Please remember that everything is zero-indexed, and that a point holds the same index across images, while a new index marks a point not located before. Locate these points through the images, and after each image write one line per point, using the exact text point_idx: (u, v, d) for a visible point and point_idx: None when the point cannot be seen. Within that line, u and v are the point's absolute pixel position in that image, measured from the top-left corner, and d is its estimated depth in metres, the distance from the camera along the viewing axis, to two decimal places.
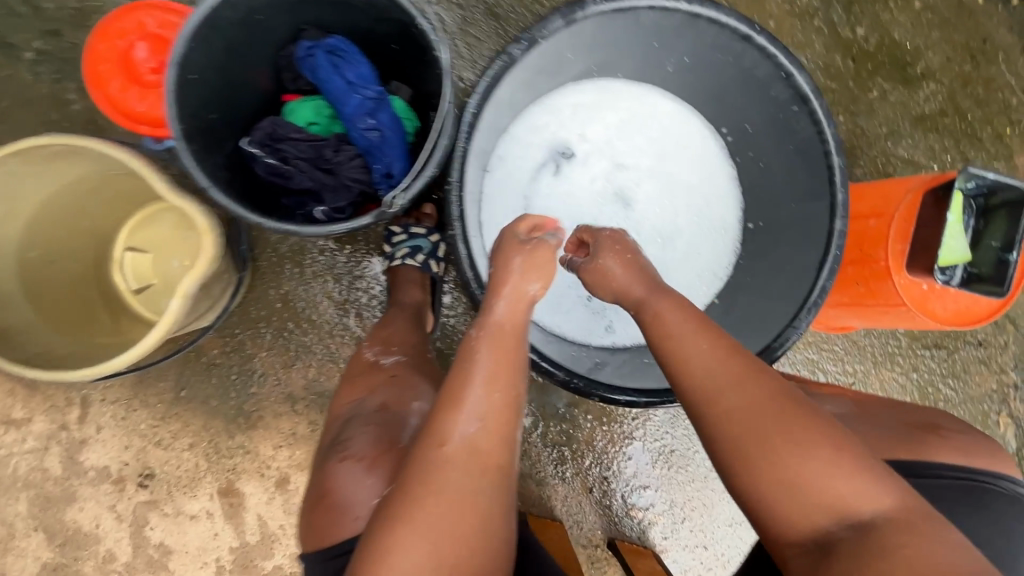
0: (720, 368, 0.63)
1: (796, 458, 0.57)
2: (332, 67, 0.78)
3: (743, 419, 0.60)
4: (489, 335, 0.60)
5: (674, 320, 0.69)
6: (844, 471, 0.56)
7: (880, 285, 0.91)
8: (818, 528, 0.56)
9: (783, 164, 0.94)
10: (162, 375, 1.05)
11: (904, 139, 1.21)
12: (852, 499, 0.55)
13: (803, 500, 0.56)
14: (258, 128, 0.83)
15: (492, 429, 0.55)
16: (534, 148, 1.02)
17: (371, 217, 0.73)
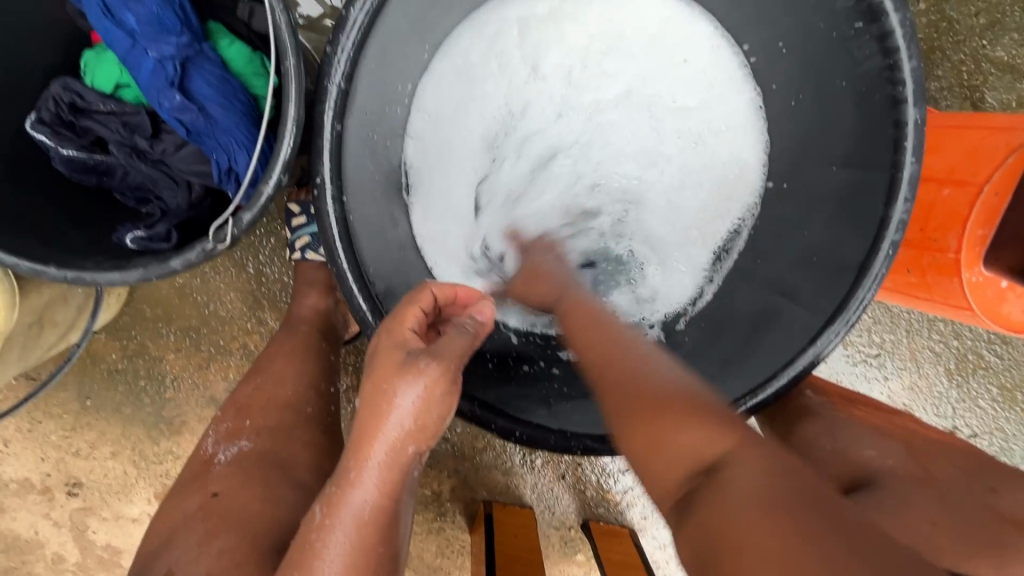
0: (610, 337, 0.57)
1: (647, 396, 0.50)
2: (106, 6, 0.49)
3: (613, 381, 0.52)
4: (342, 534, 0.45)
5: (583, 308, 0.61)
6: (676, 421, 0.48)
7: (940, 279, 0.67)
8: (676, 481, 0.46)
9: (820, 108, 0.65)
10: (61, 385, 0.92)
11: (1007, 32, 0.86)
12: (693, 448, 0.46)
13: (662, 458, 0.47)
14: (49, 98, 0.57)
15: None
16: (468, 87, 0.70)
17: (197, 251, 0.50)
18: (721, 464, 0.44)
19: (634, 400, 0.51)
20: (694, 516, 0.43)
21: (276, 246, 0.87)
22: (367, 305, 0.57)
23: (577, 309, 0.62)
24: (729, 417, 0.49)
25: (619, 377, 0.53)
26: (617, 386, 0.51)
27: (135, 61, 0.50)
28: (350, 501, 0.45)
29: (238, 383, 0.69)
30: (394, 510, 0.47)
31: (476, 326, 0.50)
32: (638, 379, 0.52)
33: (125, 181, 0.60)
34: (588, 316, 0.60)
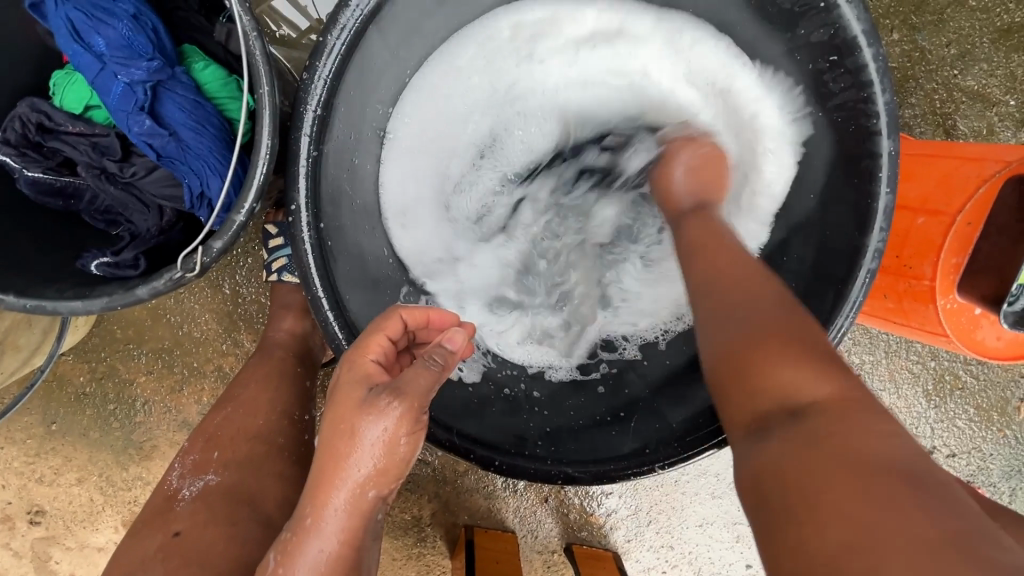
0: (736, 268, 0.51)
1: (757, 324, 0.46)
2: (73, 27, 0.48)
3: (733, 308, 0.47)
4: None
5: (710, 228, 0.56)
6: (791, 353, 0.43)
7: (916, 306, 0.67)
8: (766, 407, 0.42)
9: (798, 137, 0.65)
10: (25, 409, 0.89)
11: (977, 63, 0.88)
12: (796, 381, 0.42)
13: (761, 386, 0.43)
14: (15, 117, 0.55)
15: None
16: (438, 114, 0.67)
17: (164, 280, 0.49)
18: (815, 409, 0.40)
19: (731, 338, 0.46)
20: (767, 447, 0.40)
21: (252, 267, 0.85)
22: (343, 333, 0.55)
23: (701, 231, 0.56)
24: (838, 359, 0.44)
25: (725, 310, 0.48)
26: (730, 314, 0.47)
27: (105, 85, 0.49)
28: (311, 546, 0.45)
29: (210, 413, 0.67)
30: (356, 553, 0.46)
31: (444, 356, 0.47)
32: (752, 314, 0.46)
33: (93, 204, 0.58)
34: (716, 239, 0.54)
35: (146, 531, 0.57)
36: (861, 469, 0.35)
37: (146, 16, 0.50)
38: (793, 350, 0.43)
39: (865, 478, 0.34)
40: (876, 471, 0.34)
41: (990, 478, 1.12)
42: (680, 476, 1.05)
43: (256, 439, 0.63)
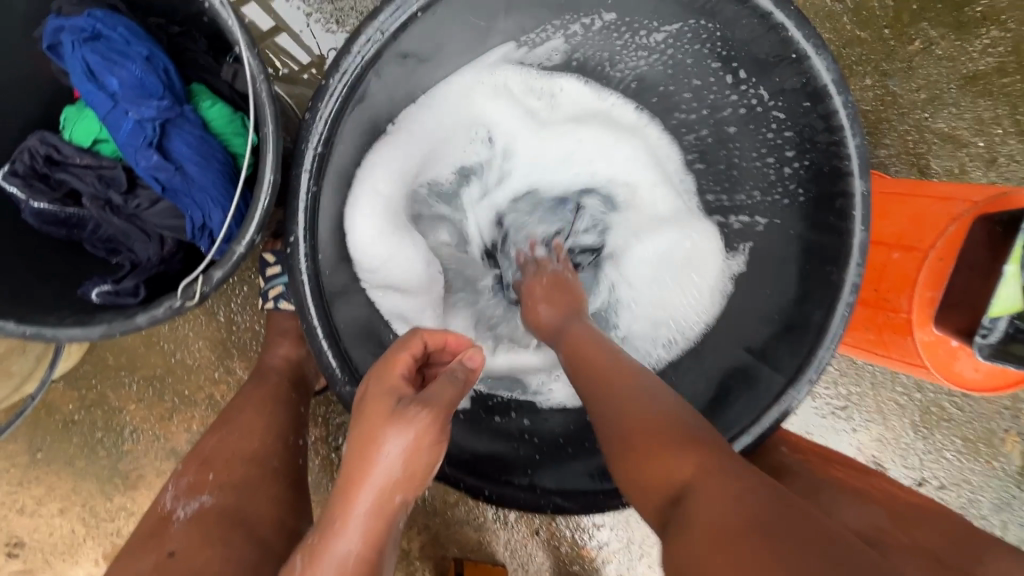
0: (600, 361, 0.55)
1: (633, 419, 0.49)
2: (86, 66, 0.50)
3: (607, 411, 0.51)
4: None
5: (582, 330, 0.60)
6: (657, 442, 0.47)
7: (896, 338, 0.69)
8: (658, 496, 0.46)
9: (762, 177, 0.69)
10: (11, 436, 0.88)
11: (947, 107, 0.93)
12: (669, 469, 0.46)
13: (645, 479, 0.47)
14: (24, 150, 0.58)
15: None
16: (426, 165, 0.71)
17: (163, 309, 0.50)
18: (690, 489, 0.44)
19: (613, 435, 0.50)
20: (667, 544, 0.43)
21: (248, 295, 0.86)
22: (336, 362, 0.57)
23: (576, 331, 0.60)
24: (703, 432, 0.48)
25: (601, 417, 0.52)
26: (608, 414, 0.51)
27: (115, 121, 0.51)
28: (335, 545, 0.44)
29: (205, 432, 0.66)
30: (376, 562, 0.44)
31: (466, 370, 0.49)
32: (620, 409, 0.50)
33: (96, 233, 0.60)
34: (586, 339, 0.59)
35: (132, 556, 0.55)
36: (724, 543, 0.39)
37: (158, 57, 0.53)
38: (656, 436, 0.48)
39: (729, 552, 0.38)
40: (734, 540, 0.39)
41: (981, 511, 1.13)
42: None
43: (248, 459, 0.62)
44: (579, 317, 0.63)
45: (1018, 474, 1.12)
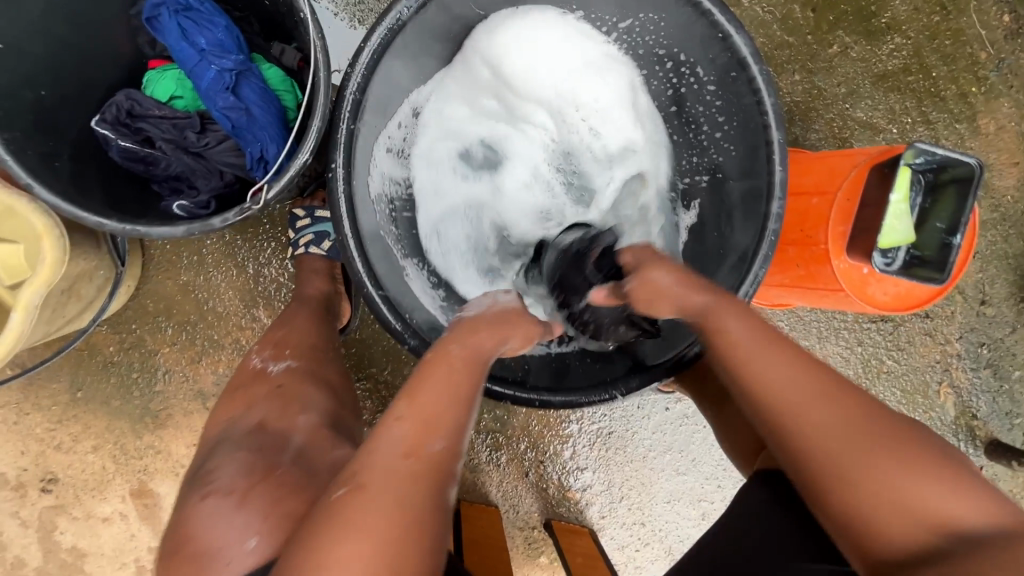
0: (812, 401, 0.55)
1: (868, 438, 0.52)
2: (180, 31, 0.66)
3: (836, 437, 0.53)
4: (465, 359, 0.59)
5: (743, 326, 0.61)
6: (910, 471, 0.50)
7: (820, 268, 0.85)
8: (912, 532, 0.49)
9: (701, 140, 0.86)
10: (54, 376, 0.98)
11: (863, 99, 1.14)
12: (937, 501, 0.49)
13: (905, 510, 0.49)
14: (113, 104, 0.72)
15: (457, 449, 0.54)
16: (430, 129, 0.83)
17: (232, 214, 0.64)
18: (953, 522, 0.48)
19: (850, 472, 0.51)
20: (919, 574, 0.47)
21: (276, 249, 0.99)
22: (363, 267, 0.71)
23: (762, 354, 0.59)
24: (946, 458, 0.52)
25: (827, 458, 0.53)
26: (828, 440, 0.53)
27: (200, 72, 0.66)
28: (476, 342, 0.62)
29: (269, 328, 0.90)
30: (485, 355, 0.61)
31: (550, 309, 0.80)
32: (855, 450, 0.52)
33: (166, 170, 0.73)
34: (780, 364, 0.58)
35: (235, 400, 0.79)
36: None
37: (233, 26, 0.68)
38: (910, 464, 0.50)
39: None
40: None
41: None
42: (648, 452, 1.16)
43: (304, 349, 0.85)
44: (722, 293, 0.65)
45: (953, 422, 1.27)
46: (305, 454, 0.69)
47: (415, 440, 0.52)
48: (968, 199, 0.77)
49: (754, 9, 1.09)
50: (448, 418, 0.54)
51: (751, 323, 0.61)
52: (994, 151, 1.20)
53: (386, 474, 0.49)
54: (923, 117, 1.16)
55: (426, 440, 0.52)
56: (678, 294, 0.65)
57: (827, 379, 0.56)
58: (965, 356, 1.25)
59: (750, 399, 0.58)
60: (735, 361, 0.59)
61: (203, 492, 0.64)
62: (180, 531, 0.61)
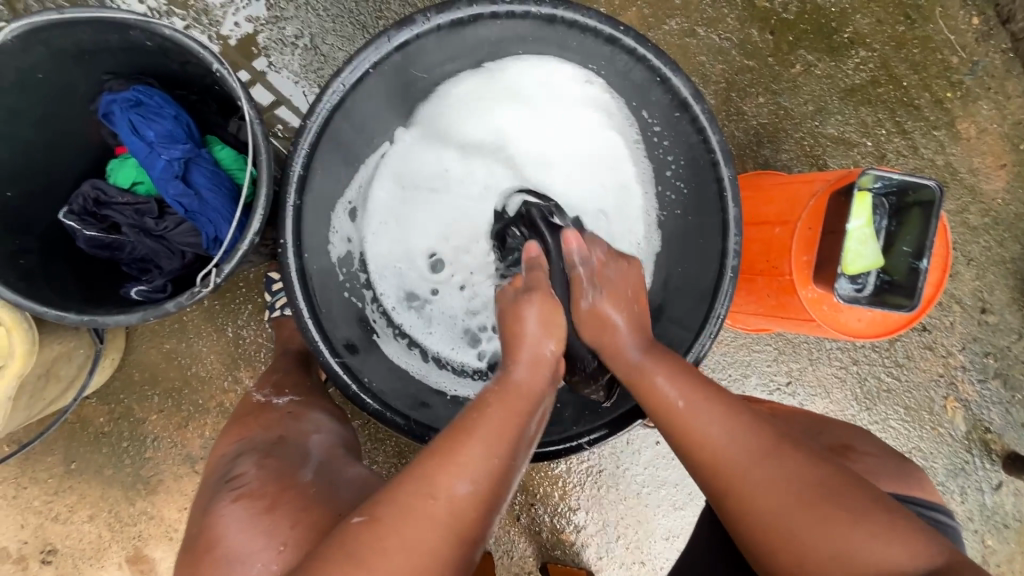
0: (738, 446, 0.60)
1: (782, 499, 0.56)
2: (130, 125, 0.70)
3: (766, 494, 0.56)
4: (505, 401, 0.60)
5: (673, 394, 0.64)
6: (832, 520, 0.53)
7: (788, 298, 0.83)
8: None
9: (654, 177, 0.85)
10: (49, 450, 1.01)
11: (833, 115, 1.12)
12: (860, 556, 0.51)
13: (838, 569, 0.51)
14: (79, 195, 0.75)
15: (484, 500, 0.54)
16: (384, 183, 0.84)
17: (185, 297, 0.66)
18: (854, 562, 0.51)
19: (775, 510, 0.56)
20: None
21: (253, 311, 1.02)
22: (320, 336, 0.72)
23: (693, 407, 0.63)
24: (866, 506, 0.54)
25: (747, 502, 0.57)
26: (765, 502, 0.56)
27: (151, 162, 0.70)
28: (513, 375, 0.63)
29: (265, 373, 0.92)
30: (541, 401, 0.63)
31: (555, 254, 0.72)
32: (781, 492, 0.56)
33: (132, 254, 0.76)
34: (714, 412, 0.62)
35: (245, 426, 0.80)
36: None
37: (182, 115, 0.72)
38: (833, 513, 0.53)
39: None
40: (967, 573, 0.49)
41: (936, 477, 1.21)
42: (642, 489, 1.14)
43: (302, 389, 0.86)
44: (653, 347, 0.69)
45: (964, 437, 1.21)
46: (322, 473, 0.71)
47: (438, 484, 0.53)
48: (930, 223, 0.76)
49: (711, 38, 1.09)
50: (479, 462, 0.55)
51: (685, 377, 0.65)
52: (977, 156, 1.16)
53: (405, 518, 0.51)
54: (898, 127, 1.14)
55: (450, 487, 0.53)
56: (620, 342, 0.69)
57: (754, 425, 0.61)
58: (971, 367, 1.19)
59: (690, 457, 0.62)
60: (666, 414, 0.64)
61: (232, 495, 0.67)
62: (204, 531, 0.65)
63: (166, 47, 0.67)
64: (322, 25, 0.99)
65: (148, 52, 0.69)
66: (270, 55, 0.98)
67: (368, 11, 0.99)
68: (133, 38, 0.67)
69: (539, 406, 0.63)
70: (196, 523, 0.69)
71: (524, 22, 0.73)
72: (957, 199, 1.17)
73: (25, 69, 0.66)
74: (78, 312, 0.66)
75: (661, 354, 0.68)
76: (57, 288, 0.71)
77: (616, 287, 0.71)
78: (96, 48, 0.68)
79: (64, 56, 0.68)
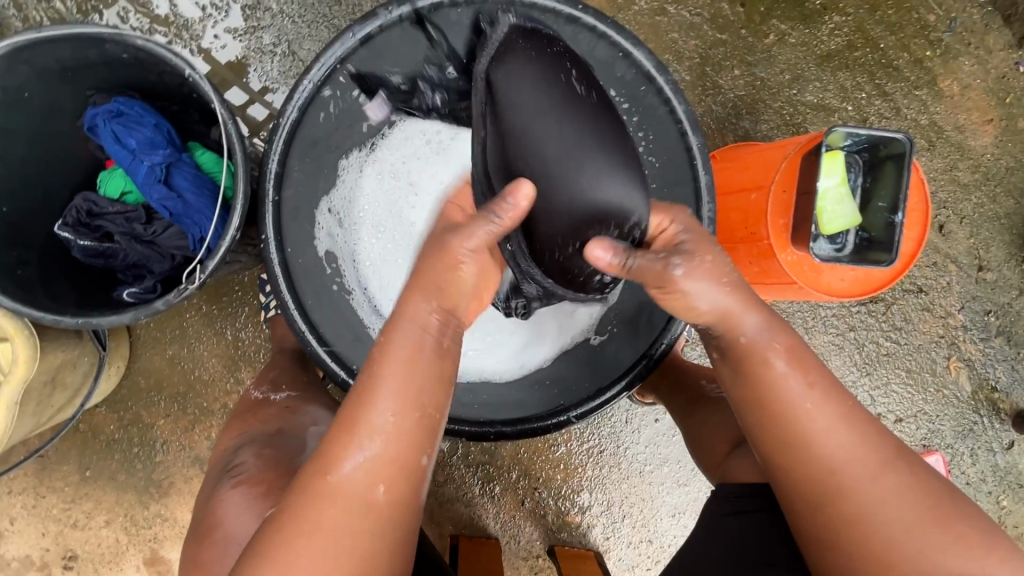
0: (862, 454, 0.57)
1: (896, 512, 0.55)
2: (112, 135, 0.73)
3: (884, 511, 0.56)
4: (392, 357, 0.56)
5: (796, 390, 0.59)
6: (937, 539, 0.54)
7: (768, 263, 0.83)
8: None
9: None
10: (64, 459, 1.04)
11: (811, 82, 1.12)
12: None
13: None
14: (72, 208, 0.78)
15: (385, 461, 0.54)
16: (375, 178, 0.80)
17: (173, 295, 0.69)
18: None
19: (886, 526, 0.55)
20: None
21: (250, 314, 1.05)
22: (305, 325, 0.75)
23: (819, 410, 0.58)
24: (971, 526, 0.56)
25: (863, 514, 0.56)
26: (880, 517, 0.55)
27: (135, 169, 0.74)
28: (401, 333, 0.57)
29: (263, 370, 0.94)
30: (439, 350, 0.57)
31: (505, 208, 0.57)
32: (901, 509, 0.55)
33: (125, 261, 0.79)
34: (836, 418, 0.58)
35: (245, 422, 0.82)
36: None
37: (162, 123, 0.76)
38: (952, 531, 0.55)
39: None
40: None
41: (944, 440, 1.19)
42: (644, 467, 1.14)
43: (298, 384, 0.88)
44: (788, 332, 0.61)
45: (970, 398, 1.19)
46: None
47: (334, 458, 0.54)
48: (903, 177, 0.75)
49: (682, 14, 1.10)
50: (375, 428, 0.54)
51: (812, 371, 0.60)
52: (962, 113, 1.15)
53: (311, 505, 0.52)
54: (879, 89, 1.14)
55: (342, 461, 0.53)
56: (744, 320, 0.60)
57: (874, 433, 0.59)
58: (972, 327, 1.18)
59: (804, 458, 0.58)
60: (784, 410, 0.59)
61: (232, 482, 0.72)
62: (209, 517, 0.70)
63: (143, 59, 0.70)
64: (298, 31, 1.02)
65: (127, 65, 0.72)
66: (250, 64, 1.01)
67: (342, 14, 1.02)
68: (110, 52, 0.70)
69: (440, 346, 0.57)
70: (201, 511, 0.73)
71: (485, 9, 0.75)
72: (945, 157, 1.15)
73: (11, 90, 0.69)
74: (74, 316, 0.69)
75: (785, 338, 0.61)
76: (55, 296, 0.74)
77: (718, 266, 0.59)
78: (77, 65, 0.72)
79: (47, 75, 0.71)
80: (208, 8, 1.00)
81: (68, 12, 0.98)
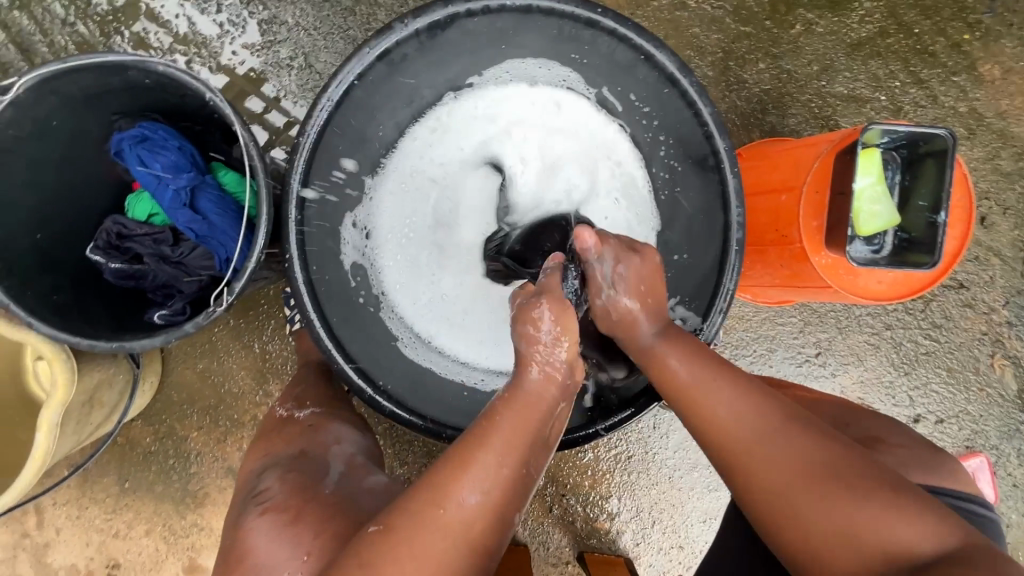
0: (753, 422, 0.57)
1: (792, 467, 0.54)
2: (138, 160, 0.75)
3: (781, 469, 0.54)
4: (515, 410, 0.59)
5: (675, 366, 0.63)
6: (842, 491, 0.51)
7: (801, 267, 0.80)
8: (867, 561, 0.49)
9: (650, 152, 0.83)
10: (104, 472, 1.07)
11: (841, 73, 1.08)
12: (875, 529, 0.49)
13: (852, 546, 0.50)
14: (103, 231, 0.79)
15: (494, 506, 0.55)
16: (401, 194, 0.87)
17: (201, 318, 0.70)
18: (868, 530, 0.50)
19: (784, 483, 0.54)
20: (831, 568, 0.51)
21: (276, 327, 1.06)
22: (332, 344, 0.73)
23: (702, 382, 0.61)
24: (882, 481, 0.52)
25: (758, 473, 0.55)
26: (772, 475, 0.54)
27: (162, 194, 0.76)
28: (522, 388, 0.61)
29: (287, 387, 0.95)
30: (553, 411, 0.61)
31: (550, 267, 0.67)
32: (794, 466, 0.54)
33: (155, 282, 0.81)
34: (721, 389, 0.60)
35: (270, 442, 0.83)
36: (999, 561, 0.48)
37: (186, 146, 0.78)
38: (853, 482, 0.52)
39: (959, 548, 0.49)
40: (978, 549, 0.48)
41: (989, 441, 1.14)
42: (673, 472, 1.13)
43: (322, 400, 0.89)
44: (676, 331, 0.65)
45: (1017, 396, 1.14)
46: (341, 485, 0.73)
47: (449, 494, 0.54)
48: (945, 174, 0.72)
49: (703, 8, 1.06)
50: (493, 473, 0.55)
51: (695, 354, 0.63)
52: (1005, 98, 1.09)
53: (416, 529, 0.52)
54: (913, 76, 1.08)
55: (457, 498, 0.54)
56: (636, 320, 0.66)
57: (763, 399, 0.59)
58: (1018, 323, 1.12)
59: (704, 431, 0.60)
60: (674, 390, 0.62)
61: (260, 509, 0.69)
62: (236, 547, 0.67)
63: (165, 83, 0.71)
64: (314, 44, 1.02)
65: (149, 89, 0.73)
66: (267, 79, 1.02)
67: (357, 24, 1.02)
68: (132, 78, 0.71)
69: (552, 416, 0.61)
70: (226, 538, 0.70)
71: (501, 16, 0.73)
72: (987, 146, 1.10)
73: (40, 119, 0.70)
74: (106, 340, 0.71)
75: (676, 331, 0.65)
76: (89, 319, 0.76)
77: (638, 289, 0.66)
78: (100, 91, 0.72)
79: (74, 102, 0.72)
80: (226, 24, 1.01)
81: (92, 35, 1.00)
